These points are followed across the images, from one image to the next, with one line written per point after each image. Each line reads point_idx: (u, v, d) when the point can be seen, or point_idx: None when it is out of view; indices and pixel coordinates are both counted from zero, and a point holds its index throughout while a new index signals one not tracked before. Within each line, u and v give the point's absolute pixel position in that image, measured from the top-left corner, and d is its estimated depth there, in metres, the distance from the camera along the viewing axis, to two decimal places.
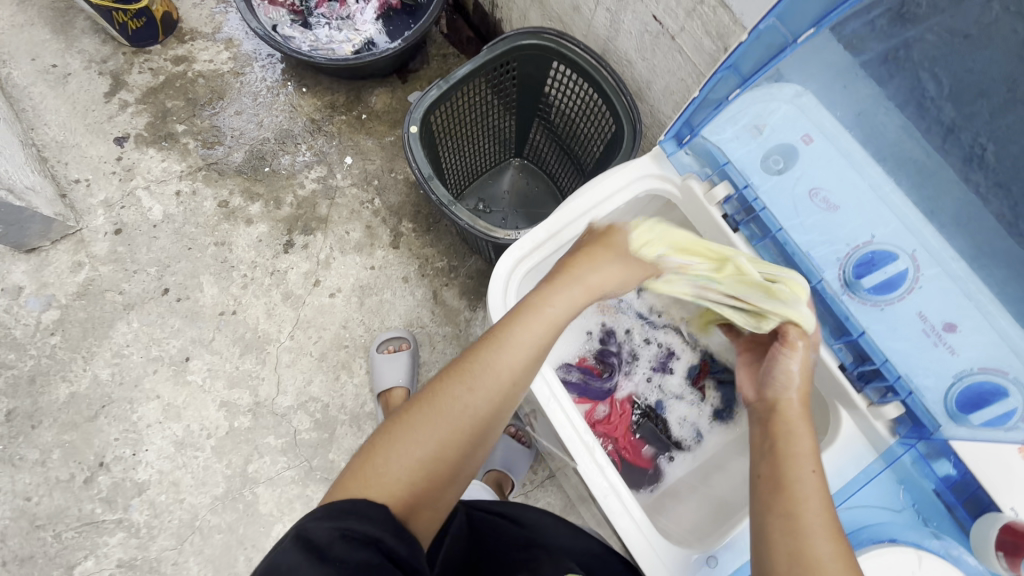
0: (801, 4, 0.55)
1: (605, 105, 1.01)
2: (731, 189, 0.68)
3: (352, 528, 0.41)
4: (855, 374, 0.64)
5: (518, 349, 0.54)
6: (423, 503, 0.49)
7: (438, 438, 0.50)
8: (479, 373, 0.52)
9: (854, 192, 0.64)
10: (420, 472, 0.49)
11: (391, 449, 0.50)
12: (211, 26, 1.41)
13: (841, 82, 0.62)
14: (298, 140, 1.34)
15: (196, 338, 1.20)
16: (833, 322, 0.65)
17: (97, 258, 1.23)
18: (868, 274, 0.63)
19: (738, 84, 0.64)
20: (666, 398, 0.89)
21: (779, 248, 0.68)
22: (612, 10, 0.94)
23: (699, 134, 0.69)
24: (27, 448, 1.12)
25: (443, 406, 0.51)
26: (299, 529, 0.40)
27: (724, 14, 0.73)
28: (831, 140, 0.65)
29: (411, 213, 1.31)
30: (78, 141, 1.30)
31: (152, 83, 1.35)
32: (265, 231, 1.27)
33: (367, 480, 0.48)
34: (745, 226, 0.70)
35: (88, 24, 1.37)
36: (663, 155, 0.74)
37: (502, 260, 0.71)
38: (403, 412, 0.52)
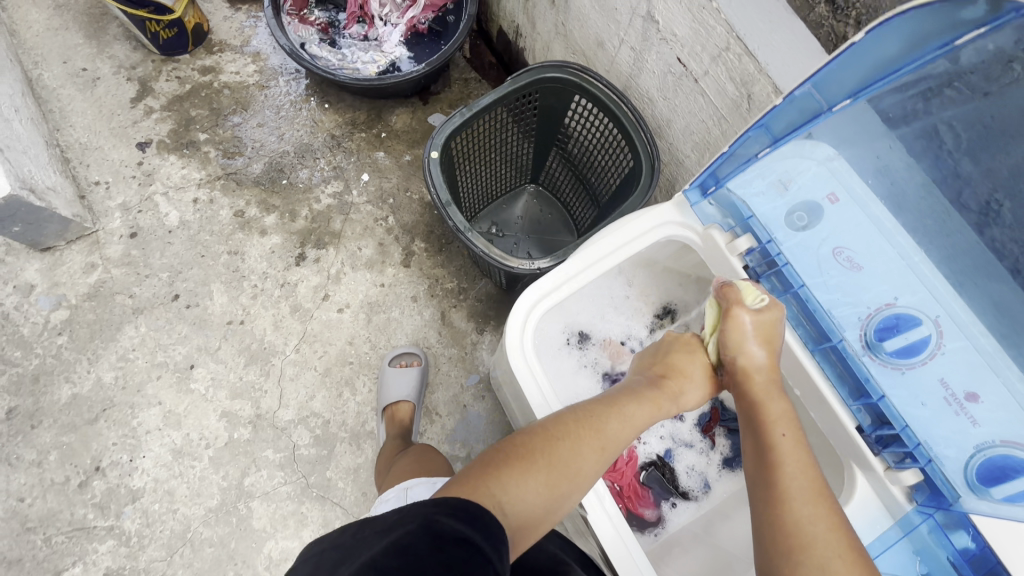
0: (837, 74, 0.55)
1: (625, 141, 1.03)
2: (753, 243, 0.69)
3: (473, 538, 0.45)
4: (872, 437, 0.64)
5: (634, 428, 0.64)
6: (537, 533, 0.55)
7: (571, 484, 0.57)
8: (613, 443, 0.60)
9: (880, 254, 0.64)
10: (548, 509, 0.55)
11: (538, 478, 0.55)
12: (240, 39, 1.43)
13: (879, 148, 0.61)
14: (317, 155, 1.35)
15: (202, 346, 1.20)
16: (852, 383, 0.65)
17: (110, 260, 1.24)
18: (890, 337, 0.63)
19: (769, 142, 0.64)
20: (676, 446, 0.87)
21: (800, 304, 0.68)
22: (636, 49, 0.95)
23: (725, 186, 0.70)
24: (25, 448, 1.11)
25: (581, 459, 0.58)
26: (430, 516, 0.44)
27: (750, 62, 0.74)
28: (855, 200, 0.65)
29: (424, 232, 1.32)
30: (101, 143, 1.31)
31: (178, 91, 1.37)
32: (278, 242, 1.28)
33: (512, 498, 0.52)
34: (766, 279, 0.70)
35: (121, 31, 1.40)
36: (686, 203, 0.74)
37: (521, 300, 0.70)
38: (549, 446, 0.57)
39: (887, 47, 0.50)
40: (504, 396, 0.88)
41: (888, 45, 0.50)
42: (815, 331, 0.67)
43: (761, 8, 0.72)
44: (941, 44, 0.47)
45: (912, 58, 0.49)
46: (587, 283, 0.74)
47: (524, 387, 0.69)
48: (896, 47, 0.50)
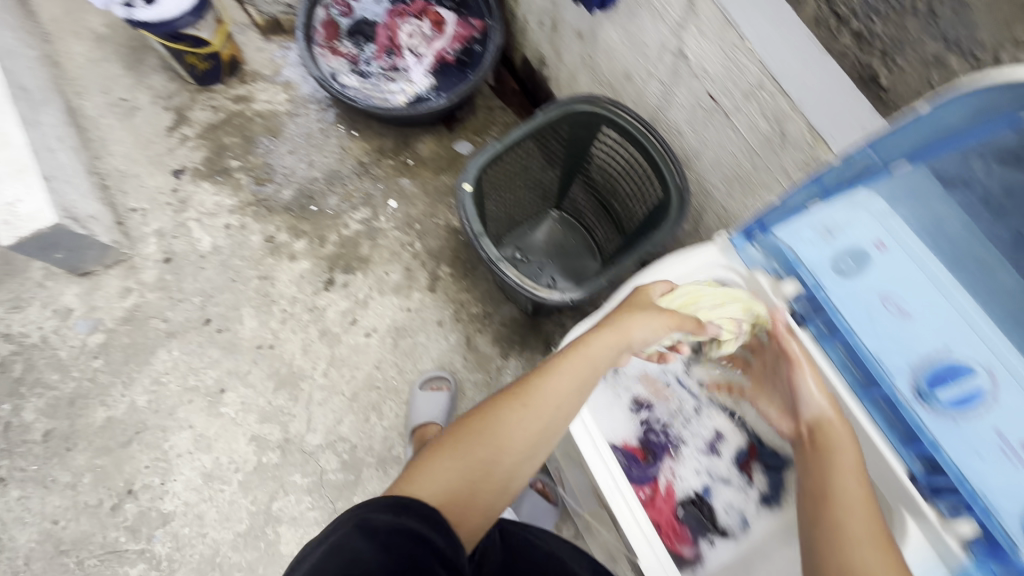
0: (895, 137, 0.56)
1: (654, 173, 1.04)
2: (799, 287, 0.68)
3: (409, 526, 0.49)
4: (925, 486, 0.62)
5: (566, 379, 0.64)
6: (477, 504, 0.57)
7: (494, 447, 0.60)
8: (533, 397, 0.63)
9: (929, 300, 0.63)
10: (474, 478, 0.58)
11: (450, 453, 0.59)
12: (271, 69, 1.48)
13: (937, 208, 0.61)
14: (346, 181, 1.38)
15: (232, 370, 1.22)
16: (902, 429, 0.63)
17: (145, 285, 1.27)
18: (943, 386, 0.61)
19: (820, 194, 0.65)
20: (712, 482, 0.81)
21: (848, 350, 0.66)
22: (665, 83, 0.97)
23: (771, 232, 0.70)
24: (60, 470, 1.13)
25: (500, 422, 0.61)
26: (361, 516, 0.48)
27: (783, 101, 0.76)
28: (903, 248, 0.64)
29: (450, 257, 1.34)
30: (138, 171, 1.35)
31: (212, 120, 1.42)
32: (308, 267, 1.31)
33: (424, 481, 0.57)
34: (812, 323, 0.69)
35: (159, 62, 1.45)
36: (731, 248, 0.74)
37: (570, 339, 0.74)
38: (467, 426, 0.61)
39: (950, 117, 0.51)
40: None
41: (953, 115, 0.51)
42: (863, 376, 0.65)
43: (794, 48, 0.71)
44: (1007, 116, 0.48)
45: (976, 127, 0.51)
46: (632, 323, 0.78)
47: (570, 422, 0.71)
48: (961, 118, 0.50)
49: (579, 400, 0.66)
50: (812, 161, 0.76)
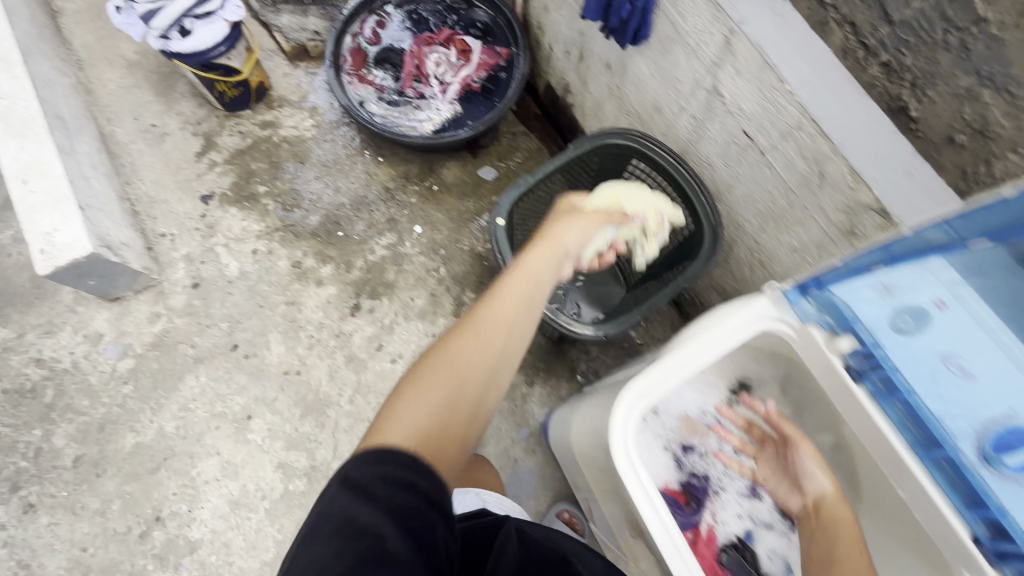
0: (980, 215, 0.57)
1: (685, 205, 1.05)
2: (856, 343, 0.65)
3: (393, 474, 0.49)
4: (990, 549, 0.57)
5: (512, 295, 0.65)
6: (453, 434, 0.56)
7: (453, 376, 0.58)
8: (482, 321, 0.62)
9: (992, 361, 0.60)
10: (441, 411, 0.56)
11: (413, 390, 0.57)
12: (298, 95, 1.50)
13: (1012, 283, 0.59)
14: (371, 207, 1.39)
15: (259, 397, 1.23)
16: (965, 491, 0.59)
17: (174, 310, 1.28)
18: (1011, 453, 0.56)
19: (886, 260, 0.65)
20: (754, 527, 0.82)
21: (907, 409, 0.62)
22: (698, 117, 0.97)
23: (828, 288, 0.68)
24: (89, 497, 1.14)
25: (453, 352, 0.60)
26: (344, 475, 0.50)
27: (824, 143, 0.76)
28: (967, 309, 0.61)
29: (474, 283, 1.34)
30: (167, 197, 1.37)
31: (239, 145, 1.43)
32: (334, 293, 1.31)
33: (390, 422, 0.55)
34: (868, 379, 0.66)
35: (188, 88, 1.47)
36: (784, 300, 0.73)
37: (621, 399, 0.69)
38: (422, 364, 0.60)
39: None
40: (585, 467, 0.88)
41: None
42: (924, 436, 0.61)
43: (835, 91, 0.74)
44: None
45: None
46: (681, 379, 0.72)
47: (624, 480, 0.67)
48: None
49: (530, 318, 0.65)
50: (852, 204, 0.76)
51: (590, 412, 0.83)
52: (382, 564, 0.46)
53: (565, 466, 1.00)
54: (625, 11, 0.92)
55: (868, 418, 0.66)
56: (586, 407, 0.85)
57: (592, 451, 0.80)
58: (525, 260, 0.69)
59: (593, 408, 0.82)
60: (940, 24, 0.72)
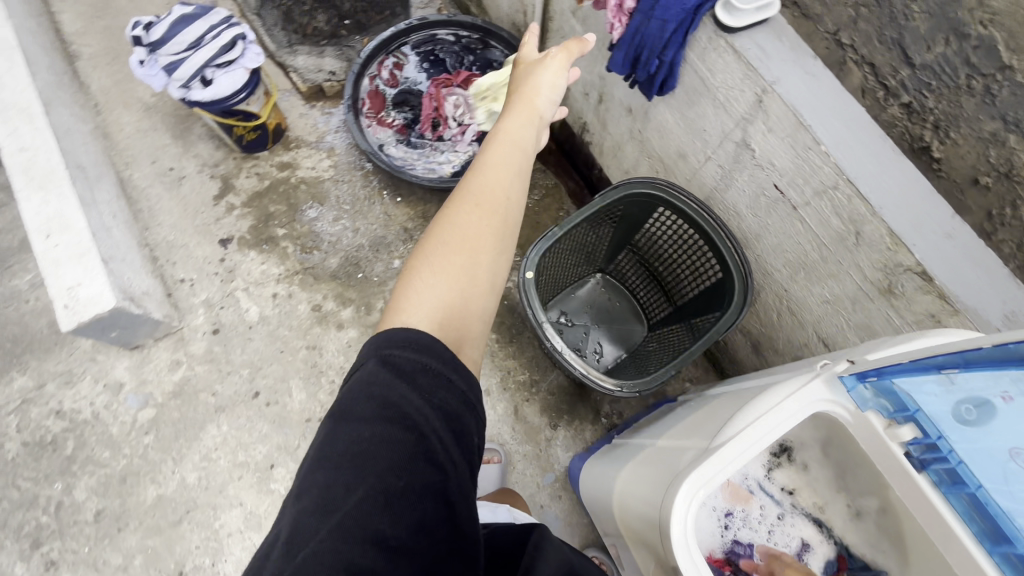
0: None
1: (712, 253, 1.04)
2: (917, 433, 0.54)
3: (431, 365, 0.52)
4: None
5: (496, 168, 0.66)
6: (473, 306, 0.59)
7: (462, 249, 0.60)
8: (477, 193, 0.63)
9: None
10: (459, 292, 0.58)
11: (427, 273, 0.59)
12: (315, 135, 1.50)
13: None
14: (390, 247, 1.39)
15: (282, 445, 1.22)
16: None
17: (195, 357, 1.27)
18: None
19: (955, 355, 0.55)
20: None
21: (973, 500, 0.51)
22: (725, 167, 0.97)
23: (886, 377, 0.57)
24: (111, 552, 1.12)
25: (456, 226, 0.61)
26: (380, 356, 0.52)
27: (861, 205, 0.75)
28: None
29: (495, 324, 1.34)
30: (186, 241, 1.36)
31: (257, 187, 1.43)
32: (355, 336, 1.31)
33: (408, 304, 0.57)
34: (931, 471, 0.54)
35: (205, 131, 1.48)
36: (838, 383, 0.60)
37: (681, 490, 0.59)
38: (428, 243, 0.61)
39: None
40: (627, 536, 0.83)
41: None
42: (991, 528, 0.50)
43: (872, 151, 0.75)
44: None
45: None
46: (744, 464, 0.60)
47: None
48: None
49: (522, 180, 0.68)
50: (892, 264, 0.76)
51: (633, 477, 0.79)
52: (431, 464, 0.48)
53: (601, 521, 0.97)
54: (653, 66, 0.91)
55: (930, 511, 0.55)
56: (630, 471, 0.81)
57: (637, 527, 0.75)
58: (503, 133, 0.70)
59: (637, 478, 0.77)
60: (963, 69, 0.78)
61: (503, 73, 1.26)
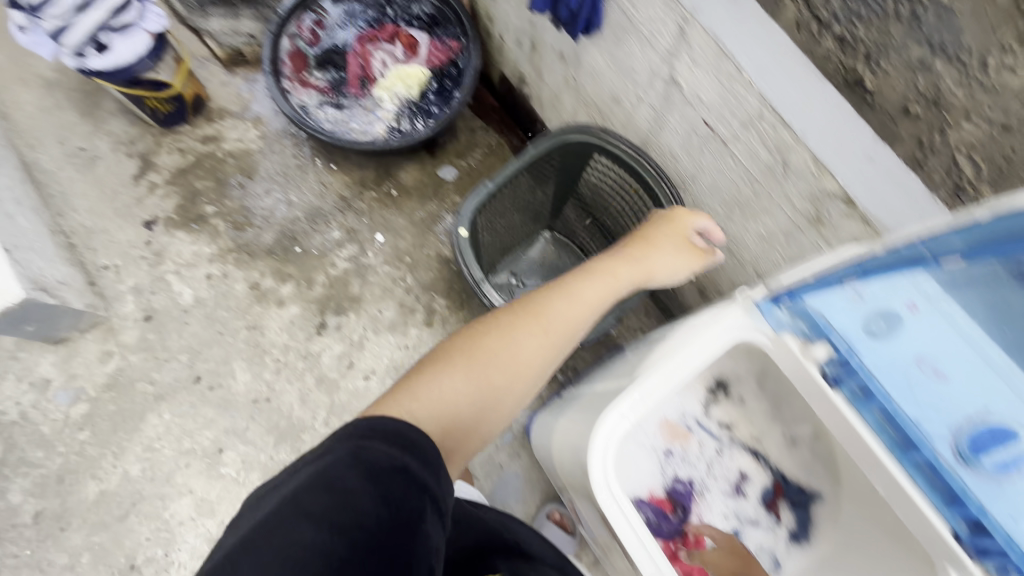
0: (945, 236, 0.50)
1: (650, 198, 1.03)
2: (831, 351, 0.59)
3: (410, 467, 0.48)
4: (971, 547, 0.54)
5: (577, 310, 0.71)
6: (478, 427, 0.62)
7: (505, 372, 0.64)
8: (548, 322, 0.69)
9: (964, 360, 0.54)
10: (477, 401, 0.62)
11: (460, 375, 0.62)
12: (239, 104, 1.40)
13: (992, 296, 0.52)
14: (329, 218, 1.33)
15: (229, 428, 1.18)
16: (944, 490, 0.55)
17: (127, 347, 1.20)
18: (986, 451, 0.52)
19: (857, 273, 0.58)
20: (741, 524, 0.77)
21: (885, 414, 0.57)
22: (657, 108, 0.94)
23: (801, 298, 0.61)
24: (56, 552, 1.08)
25: (510, 344, 0.66)
26: (357, 446, 0.48)
27: (785, 131, 0.74)
28: (939, 312, 0.55)
29: (444, 289, 1.30)
30: (106, 225, 1.28)
31: (180, 164, 1.34)
32: (298, 312, 1.26)
33: (432, 396, 0.59)
34: (844, 385, 0.59)
35: (116, 105, 1.37)
36: (755, 309, 0.65)
37: (607, 414, 0.64)
38: (478, 343, 0.65)
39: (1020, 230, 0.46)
40: (571, 489, 0.83)
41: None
42: (901, 437, 0.56)
43: None
44: None
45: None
46: (663, 396, 0.66)
47: (609, 515, 0.63)
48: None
49: (588, 320, 0.73)
50: (818, 192, 0.75)
51: (571, 426, 0.79)
52: None
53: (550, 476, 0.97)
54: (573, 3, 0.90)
55: (845, 423, 0.60)
56: (567, 420, 0.81)
57: (575, 472, 0.75)
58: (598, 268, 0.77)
59: (574, 425, 0.77)
60: None
61: (411, 70, 1.30)
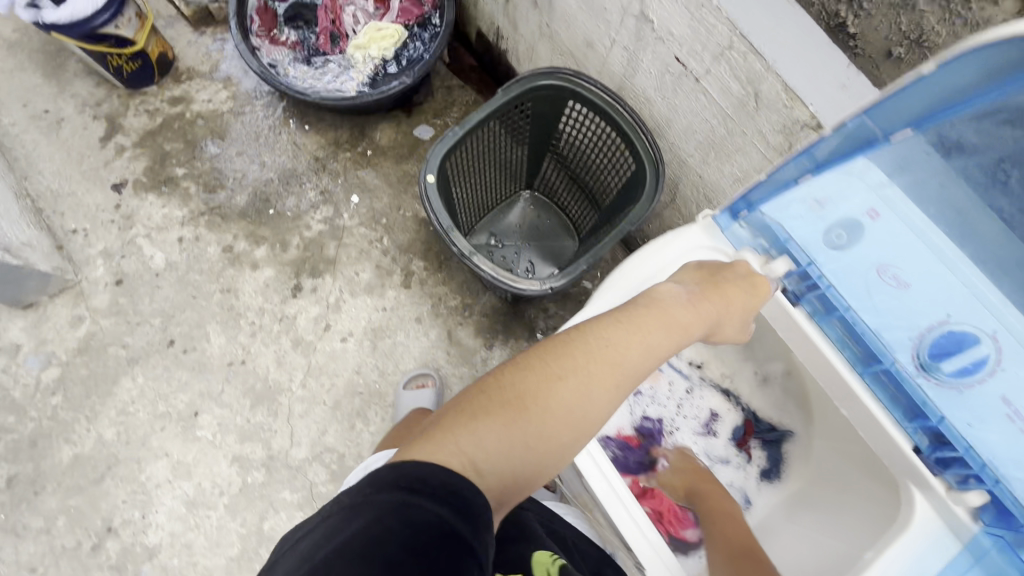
0: (893, 105, 0.50)
1: (625, 146, 1.00)
2: (791, 265, 0.63)
3: (458, 532, 0.40)
4: (931, 459, 0.57)
5: (656, 356, 0.55)
6: (529, 485, 0.49)
7: (571, 429, 0.49)
8: (625, 373, 0.52)
9: (924, 268, 0.56)
10: (534, 461, 0.48)
11: (519, 426, 0.47)
12: (208, 64, 1.36)
13: (944, 175, 0.53)
14: (303, 180, 1.30)
15: (204, 391, 1.16)
16: (905, 404, 0.58)
17: (98, 311, 1.18)
18: (947, 358, 0.55)
19: (811, 168, 0.59)
20: (712, 463, 0.77)
21: (846, 327, 0.61)
22: (629, 49, 0.91)
23: (758, 210, 0.64)
24: (31, 515, 1.08)
25: (582, 396, 0.50)
26: (407, 498, 0.40)
27: (756, 60, 0.71)
28: (897, 215, 0.57)
29: (422, 251, 1.28)
30: (73, 189, 1.25)
31: (149, 126, 1.31)
32: (272, 275, 1.24)
33: (485, 451, 0.46)
34: (807, 301, 0.63)
35: (81, 67, 1.33)
36: (715, 227, 0.68)
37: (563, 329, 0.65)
38: (546, 385, 0.49)
39: (955, 82, 0.45)
40: None
41: (963, 75, 0.44)
42: (862, 351, 0.60)
43: None
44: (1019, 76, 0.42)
45: (981, 90, 0.45)
46: None
47: None
48: (967, 80, 0.45)
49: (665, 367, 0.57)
50: (790, 122, 0.73)
51: None
52: None
53: None
54: None
55: (807, 339, 0.63)
56: None
57: None
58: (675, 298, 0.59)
59: None
60: None
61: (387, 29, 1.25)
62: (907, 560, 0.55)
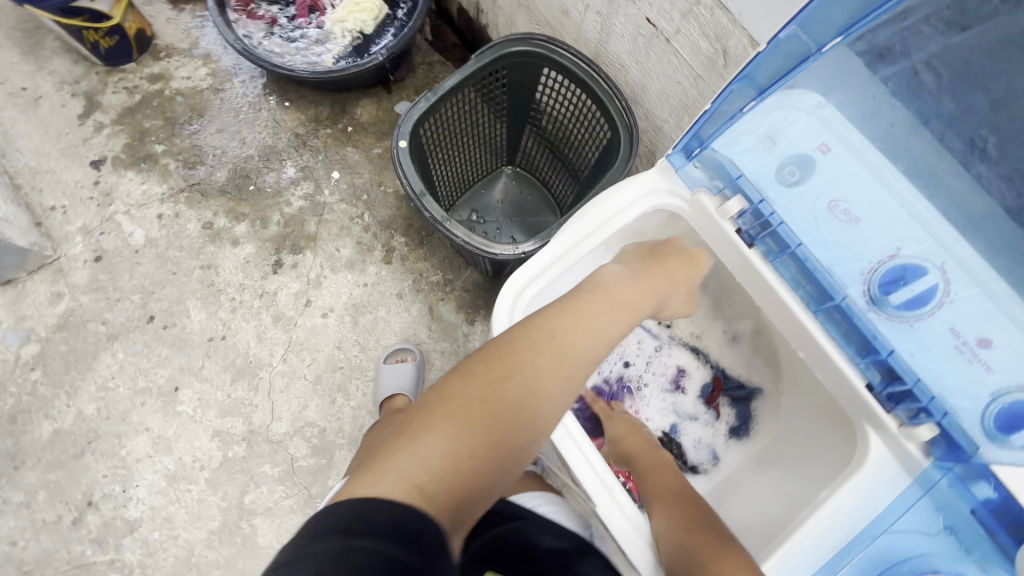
0: (825, 12, 0.51)
1: (600, 112, 1.00)
2: (744, 204, 0.63)
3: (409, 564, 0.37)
4: (883, 395, 0.59)
5: (605, 339, 0.55)
6: (487, 496, 0.48)
7: (524, 429, 0.48)
8: (576, 363, 0.52)
9: (876, 203, 0.59)
10: (489, 471, 0.47)
11: (470, 435, 0.46)
12: (187, 42, 1.36)
13: (880, 91, 0.56)
14: (283, 156, 1.30)
15: (185, 366, 1.16)
16: (859, 340, 0.60)
17: (77, 287, 1.18)
18: (894, 290, 0.58)
19: (754, 95, 0.60)
20: (680, 421, 0.79)
21: (799, 264, 0.62)
22: (603, 13, 0.91)
23: (710, 146, 0.64)
24: (12, 490, 1.08)
25: (533, 393, 0.49)
26: (347, 540, 0.37)
27: (722, 15, 0.71)
28: (846, 151, 0.59)
29: (403, 227, 1.27)
30: (52, 166, 1.25)
31: (128, 103, 1.30)
32: (252, 251, 1.23)
33: (433, 470, 0.44)
34: (761, 241, 0.64)
35: (59, 44, 1.32)
36: (670, 168, 0.68)
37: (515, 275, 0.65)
38: (491, 391, 0.48)
39: None
40: None
41: None
42: (816, 290, 0.62)
43: None
44: None
45: None
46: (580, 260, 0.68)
47: None
48: None
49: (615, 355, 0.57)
50: None
51: None
52: None
53: None
54: None
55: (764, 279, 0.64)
56: None
57: None
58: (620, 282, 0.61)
59: None
60: None
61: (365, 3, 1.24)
62: (858, 498, 0.56)
